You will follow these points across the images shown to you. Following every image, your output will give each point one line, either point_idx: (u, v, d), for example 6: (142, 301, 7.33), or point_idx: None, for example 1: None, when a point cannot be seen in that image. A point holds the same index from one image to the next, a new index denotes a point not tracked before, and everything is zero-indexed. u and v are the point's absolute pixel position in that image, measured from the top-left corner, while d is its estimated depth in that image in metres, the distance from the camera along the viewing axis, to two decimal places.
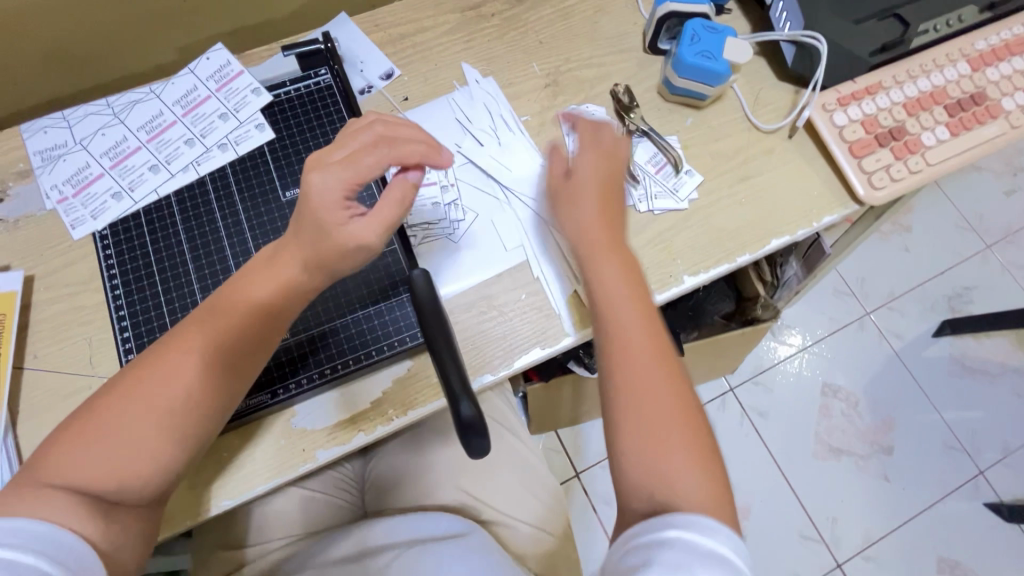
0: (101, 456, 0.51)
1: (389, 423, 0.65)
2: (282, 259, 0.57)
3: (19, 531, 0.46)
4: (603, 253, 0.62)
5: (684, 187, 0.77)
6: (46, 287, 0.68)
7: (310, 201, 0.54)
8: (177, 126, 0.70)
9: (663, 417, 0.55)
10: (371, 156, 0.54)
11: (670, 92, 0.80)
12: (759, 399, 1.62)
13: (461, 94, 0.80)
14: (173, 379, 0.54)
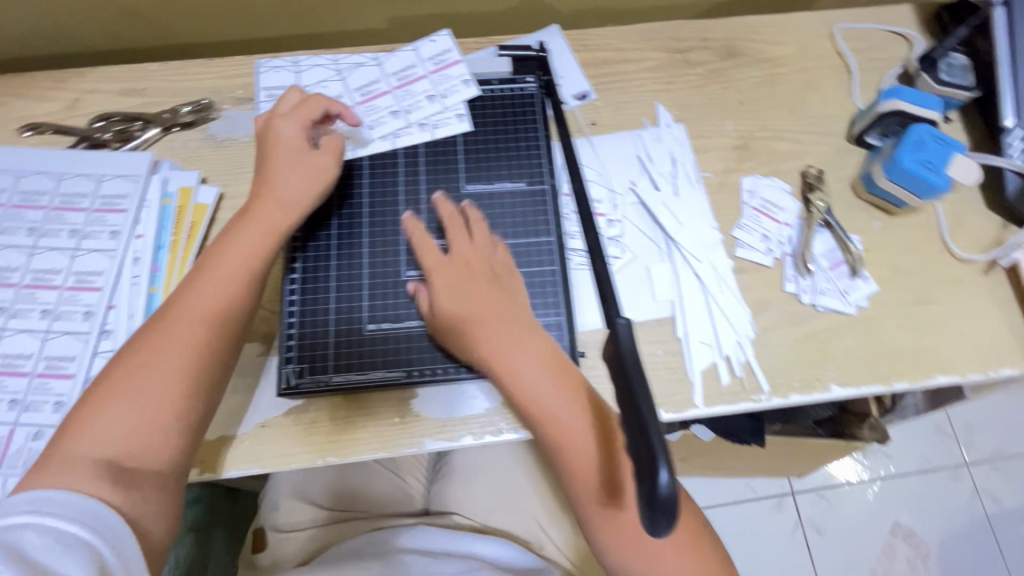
0: (117, 416, 0.52)
1: (498, 434, 0.64)
2: (246, 221, 0.61)
3: (53, 500, 0.47)
4: (506, 341, 0.58)
5: (856, 291, 0.72)
6: (233, 207, 0.73)
7: (279, 162, 0.64)
8: (388, 96, 0.74)
9: (609, 491, 0.55)
10: (305, 113, 0.66)
11: (866, 190, 0.76)
12: (820, 514, 1.50)
13: (650, 133, 0.79)
14: (192, 330, 0.56)
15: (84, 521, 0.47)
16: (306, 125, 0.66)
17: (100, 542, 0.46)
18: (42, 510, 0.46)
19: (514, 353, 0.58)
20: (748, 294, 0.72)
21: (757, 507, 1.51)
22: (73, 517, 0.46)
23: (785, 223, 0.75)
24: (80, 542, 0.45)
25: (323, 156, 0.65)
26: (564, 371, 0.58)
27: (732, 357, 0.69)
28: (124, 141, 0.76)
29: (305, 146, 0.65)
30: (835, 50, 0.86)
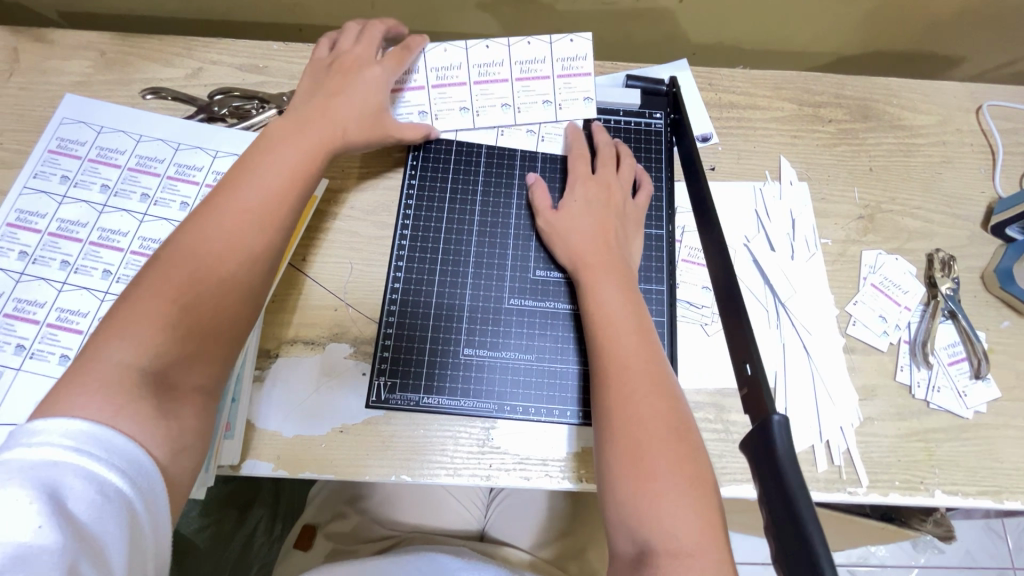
0: (143, 311, 0.49)
1: (576, 482, 0.61)
2: (305, 138, 0.61)
3: (89, 437, 0.42)
4: (600, 272, 0.61)
5: (975, 394, 0.67)
6: (337, 202, 0.72)
7: (345, 77, 0.66)
8: (505, 86, 0.72)
9: (655, 443, 0.51)
10: (370, 39, 0.69)
11: (1000, 286, 0.71)
12: None
13: (770, 187, 0.75)
14: (241, 219, 0.54)
15: (124, 473, 0.42)
16: (368, 46, 0.68)
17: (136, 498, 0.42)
18: (82, 448, 0.42)
19: (602, 288, 0.60)
20: (855, 377, 0.67)
21: None
22: (110, 459, 0.42)
23: (906, 307, 0.70)
24: (117, 496, 0.41)
25: (384, 76, 0.67)
26: (640, 308, 0.59)
27: (831, 442, 0.65)
28: (240, 118, 0.76)
29: (366, 62, 0.67)
30: (980, 128, 0.80)
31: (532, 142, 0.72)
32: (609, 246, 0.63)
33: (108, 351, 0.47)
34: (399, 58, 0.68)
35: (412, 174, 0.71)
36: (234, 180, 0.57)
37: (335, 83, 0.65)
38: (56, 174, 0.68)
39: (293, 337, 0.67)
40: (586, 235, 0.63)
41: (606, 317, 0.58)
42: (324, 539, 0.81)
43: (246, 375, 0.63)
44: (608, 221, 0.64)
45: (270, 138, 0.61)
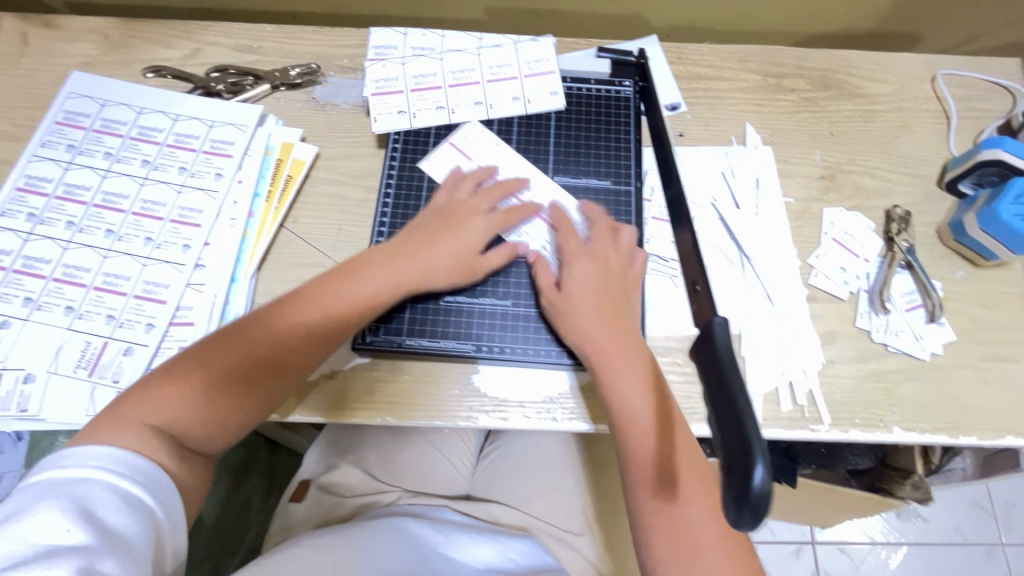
0: (148, 412, 0.55)
1: (550, 424, 0.65)
2: (385, 275, 0.63)
3: (119, 461, 0.51)
4: (619, 355, 0.61)
5: (931, 338, 0.71)
6: (326, 168, 0.77)
7: (449, 226, 0.67)
8: (478, 87, 0.76)
9: (696, 523, 0.56)
10: (493, 192, 0.70)
11: (953, 238, 0.74)
12: (839, 568, 1.46)
13: (736, 151, 0.80)
14: (282, 334, 0.60)
15: (144, 484, 0.51)
16: (487, 198, 0.69)
17: (155, 506, 0.51)
18: (114, 471, 0.51)
19: (623, 374, 0.60)
20: (818, 324, 0.71)
21: (775, 550, 1.48)
22: (134, 480, 0.51)
23: (864, 259, 0.74)
24: (141, 504, 0.50)
25: (489, 227, 0.67)
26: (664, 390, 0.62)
27: (795, 382, 0.68)
28: (235, 93, 0.80)
29: (476, 213, 0.68)
30: (935, 95, 0.85)
31: (519, 164, 0.74)
32: (620, 323, 0.63)
33: (143, 408, 0.55)
34: (510, 214, 0.69)
35: (396, 139, 0.75)
36: (326, 310, 0.61)
37: (440, 229, 0.66)
38: (62, 143, 0.73)
39: (283, 292, 0.71)
40: (591, 317, 0.63)
41: (626, 395, 0.60)
42: (316, 492, 0.84)
43: None
44: (612, 296, 0.64)
45: (372, 260, 0.65)
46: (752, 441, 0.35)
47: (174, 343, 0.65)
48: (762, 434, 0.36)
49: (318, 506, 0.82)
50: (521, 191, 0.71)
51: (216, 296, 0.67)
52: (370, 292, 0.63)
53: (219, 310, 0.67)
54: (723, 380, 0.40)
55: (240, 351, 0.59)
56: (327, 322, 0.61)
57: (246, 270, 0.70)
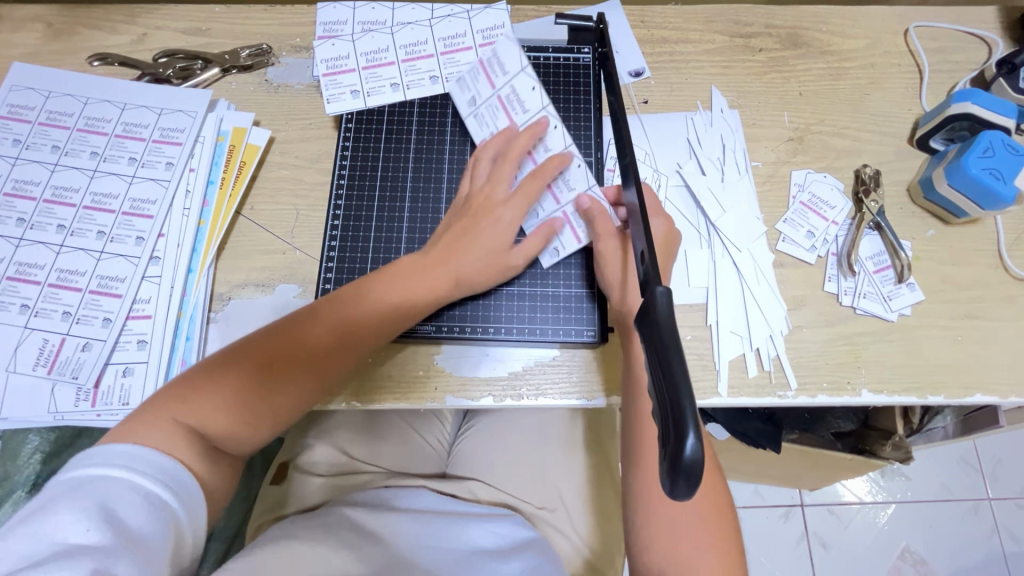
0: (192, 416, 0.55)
1: (514, 401, 0.66)
2: (420, 282, 0.63)
3: (147, 459, 0.51)
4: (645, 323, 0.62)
5: (900, 299, 0.70)
6: (281, 152, 0.75)
7: (472, 220, 0.65)
8: (432, 61, 0.74)
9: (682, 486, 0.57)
10: (512, 159, 0.66)
11: (923, 196, 0.73)
12: (827, 529, 1.48)
13: (702, 116, 0.78)
14: (318, 343, 0.60)
15: (168, 486, 0.50)
16: (506, 175, 0.66)
17: (178, 510, 0.50)
18: (140, 470, 0.50)
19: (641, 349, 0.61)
20: (785, 290, 0.70)
21: (765, 514, 1.50)
22: (160, 481, 0.50)
23: (833, 222, 0.73)
24: (162, 506, 0.49)
25: (516, 213, 0.65)
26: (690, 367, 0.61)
27: (761, 347, 0.68)
28: (184, 78, 0.78)
29: (503, 203, 0.65)
30: (908, 49, 0.82)
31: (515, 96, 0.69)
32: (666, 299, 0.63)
33: (181, 405, 0.55)
34: (531, 188, 0.65)
35: (348, 119, 0.73)
36: (357, 310, 0.61)
37: (466, 226, 0.65)
38: (8, 138, 0.71)
39: (244, 281, 0.70)
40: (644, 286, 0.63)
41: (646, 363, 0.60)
42: (293, 474, 0.84)
43: (200, 316, 0.67)
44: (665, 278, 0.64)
45: (407, 266, 0.64)
46: (683, 410, 0.35)
47: (133, 337, 0.65)
48: (694, 404, 0.36)
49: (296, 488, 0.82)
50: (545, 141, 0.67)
51: (173, 287, 0.67)
52: (406, 299, 0.62)
53: (177, 301, 0.66)
54: (662, 349, 0.39)
55: (273, 354, 0.59)
56: (352, 320, 0.61)
57: (203, 260, 0.69)
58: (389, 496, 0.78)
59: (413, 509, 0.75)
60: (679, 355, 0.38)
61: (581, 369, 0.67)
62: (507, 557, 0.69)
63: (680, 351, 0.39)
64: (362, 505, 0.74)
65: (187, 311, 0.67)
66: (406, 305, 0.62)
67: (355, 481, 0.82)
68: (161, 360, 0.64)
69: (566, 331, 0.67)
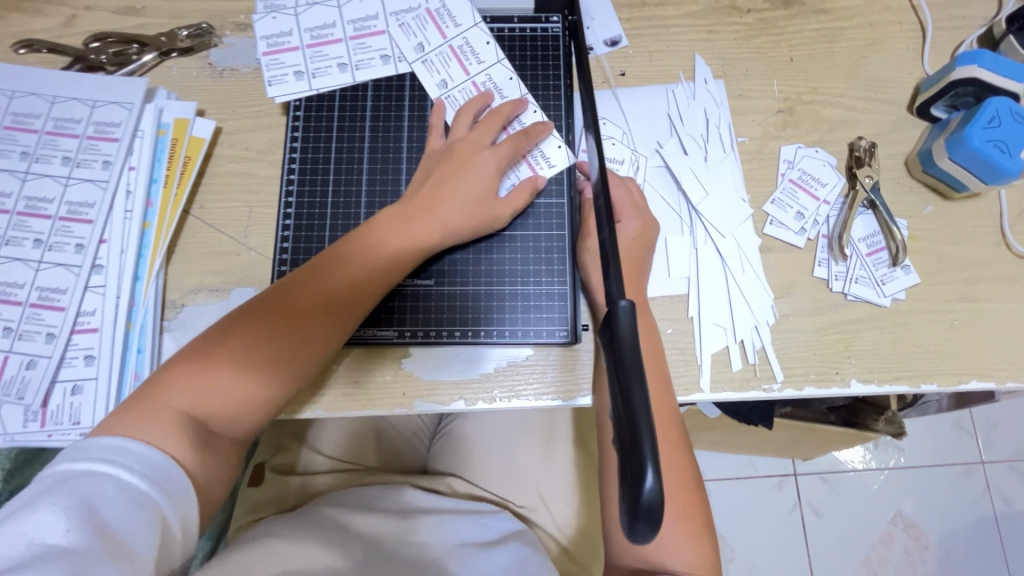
0: (187, 397, 0.54)
1: (489, 403, 0.63)
2: (409, 240, 0.61)
3: (136, 454, 0.49)
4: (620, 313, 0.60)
5: (894, 282, 0.66)
6: (230, 144, 0.70)
7: (452, 175, 0.63)
8: (384, 37, 0.67)
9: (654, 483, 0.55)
10: (493, 122, 0.65)
11: (921, 168, 0.68)
12: (819, 496, 1.49)
13: (683, 89, 0.72)
14: (309, 310, 0.58)
15: (158, 486, 0.49)
16: (487, 133, 0.64)
17: (168, 510, 0.49)
18: (131, 468, 0.48)
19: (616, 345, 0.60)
20: (772, 276, 0.66)
21: (759, 484, 1.49)
22: (149, 479, 0.49)
23: (824, 201, 0.68)
24: (150, 506, 0.48)
25: (498, 162, 0.63)
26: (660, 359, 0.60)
27: (745, 339, 0.64)
28: (120, 64, 0.72)
29: (482, 153, 0.64)
30: (910, 4, 0.75)
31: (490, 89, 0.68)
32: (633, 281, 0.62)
33: (176, 386, 0.54)
34: (516, 143, 0.64)
35: (297, 106, 0.67)
36: (339, 274, 0.59)
37: (447, 182, 0.63)
38: None
39: (198, 286, 0.66)
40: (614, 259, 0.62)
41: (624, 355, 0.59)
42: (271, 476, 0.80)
43: (151, 327, 0.63)
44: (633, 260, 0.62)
45: (393, 224, 0.62)
46: (641, 453, 0.32)
47: (80, 352, 0.61)
48: (654, 447, 0.33)
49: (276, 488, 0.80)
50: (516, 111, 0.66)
51: (120, 297, 0.63)
52: (395, 257, 0.61)
53: (124, 312, 0.62)
54: (624, 380, 0.35)
55: (258, 323, 0.57)
56: (334, 284, 0.59)
57: (151, 267, 0.64)
58: (370, 495, 0.75)
59: (394, 508, 0.73)
60: (641, 386, 0.35)
61: (558, 367, 0.63)
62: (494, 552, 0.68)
63: (643, 384, 0.35)
64: (342, 506, 0.72)
65: (137, 321, 0.63)
66: (396, 261, 0.61)
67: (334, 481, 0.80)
68: (112, 375, 0.61)
69: (537, 332, 0.63)
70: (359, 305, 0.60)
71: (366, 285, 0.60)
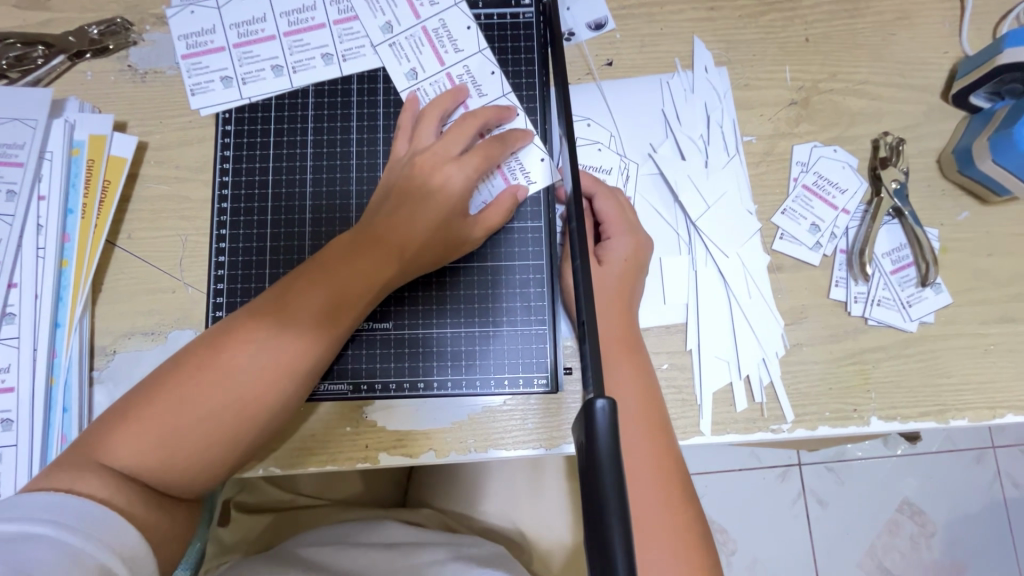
0: (130, 452, 0.45)
1: (465, 452, 0.55)
2: (381, 261, 0.51)
3: (70, 508, 0.40)
4: (612, 351, 0.51)
5: (921, 304, 0.57)
6: (158, 162, 0.60)
7: (417, 187, 0.53)
8: (322, 32, 0.62)
9: (652, 553, 0.46)
10: (467, 127, 0.56)
11: (957, 169, 0.58)
12: (823, 487, 1.13)
13: (679, 79, 0.62)
14: (269, 347, 0.48)
15: (96, 538, 0.40)
16: (459, 136, 0.55)
17: (117, 566, 0.40)
18: (60, 523, 0.39)
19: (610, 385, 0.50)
20: (782, 299, 0.58)
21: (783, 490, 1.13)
22: (85, 532, 0.40)
23: (842, 209, 0.60)
24: (93, 562, 0.38)
25: (471, 172, 0.54)
26: (659, 398, 0.52)
27: (752, 373, 0.56)
28: (24, 70, 0.61)
29: (454, 158, 0.54)
30: None
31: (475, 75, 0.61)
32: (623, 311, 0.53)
33: (116, 439, 0.45)
34: (488, 152, 0.55)
35: (228, 118, 0.61)
36: (298, 305, 0.49)
37: (419, 192, 0.53)
38: None
39: (130, 330, 0.58)
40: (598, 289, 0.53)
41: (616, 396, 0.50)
42: (239, 515, 0.71)
43: (77, 381, 0.56)
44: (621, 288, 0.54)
45: (362, 243, 0.52)
46: (615, 573, 0.27)
47: None
48: (627, 555, 0.27)
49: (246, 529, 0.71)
50: (496, 116, 0.58)
51: (38, 349, 0.55)
52: (367, 281, 0.51)
53: (44, 366, 0.55)
54: (594, 476, 0.29)
55: (209, 363, 0.48)
56: (292, 317, 0.49)
57: (72, 313, 0.56)
58: (347, 534, 0.65)
59: (375, 545, 0.63)
60: (617, 487, 0.29)
61: (541, 412, 0.55)
62: (497, 574, 0.57)
63: (618, 482, 0.29)
64: (315, 546, 0.62)
65: (60, 375, 0.56)
66: (370, 285, 0.51)
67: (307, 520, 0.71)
68: (34, 442, 0.54)
69: (512, 380, 0.56)
70: (325, 342, 0.50)
71: (339, 316, 0.50)
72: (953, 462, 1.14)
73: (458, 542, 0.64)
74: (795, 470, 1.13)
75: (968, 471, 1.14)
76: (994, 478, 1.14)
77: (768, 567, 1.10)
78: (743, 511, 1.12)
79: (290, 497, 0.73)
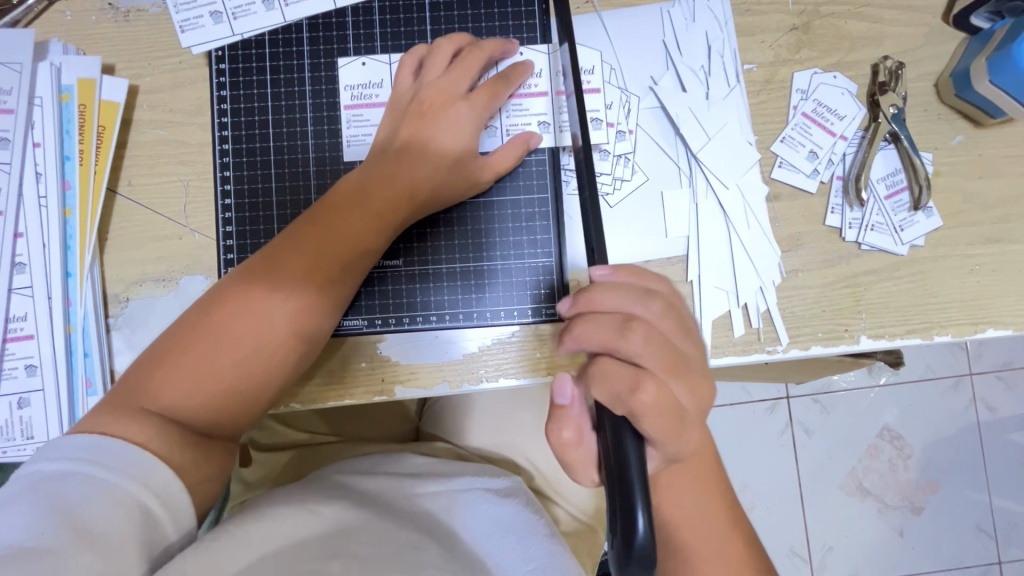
0: (171, 396, 0.47)
1: (477, 382, 0.57)
2: (398, 205, 0.53)
3: (102, 449, 0.43)
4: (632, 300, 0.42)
5: (913, 228, 0.59)
6: (151, 105, 0.59)
7: (428, 132, 0.54)
8: None
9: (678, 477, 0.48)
10: (472, 62, 0.56)
11: (954, 93, 0.59)
12: (809, 415, 1.19)
13: (681, 7, 0.61)
14: (295, 293, 0.50)
15: (127, 474, 0.42)
16: (466, 73, 0.56)
17: (150, 500, 0.43)
18: (92, 462, 0.42)
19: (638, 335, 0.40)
20: (778, 228, 0.59)
21: (771, 420, 1.19)
22: (118, 469, 0.42)
23: (840, 136, 0.60)
24: (125, 496, 0.41)
25: (480, 115, 0.55)
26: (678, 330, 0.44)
27: (750, 301, 0.58)
28: None
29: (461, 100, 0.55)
30: None
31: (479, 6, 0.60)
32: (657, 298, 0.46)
33: (156, 387, 0.47)
34: (495, 91, 0.56)
35: (220, 56, 0.59)
36: (322, 254, 0.51)
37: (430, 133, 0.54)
38: None
39: (139, 277, 0.58)
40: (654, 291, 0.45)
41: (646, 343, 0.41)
42: (261, 454, 0.74)
43: (94, 327, 0.56)
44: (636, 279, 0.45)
45: (377, 188, 0.53)
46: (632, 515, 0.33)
47: (19, 363, 0.56)
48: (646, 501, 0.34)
49: (270, 464, 0.74)
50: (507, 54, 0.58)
51: (53, 297, 0.56)
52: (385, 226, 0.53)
53: (61, 314, 0.56)
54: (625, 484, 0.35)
55: (235, 310, 0.49)
56: (314, 265, 0.51)
57: (82, 260, 0.56)
58: (367, 463, 0.68)
59: (396, 473, 0.66)
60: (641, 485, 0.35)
61: (547, 342, 0.57)
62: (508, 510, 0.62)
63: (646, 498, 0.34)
64: (342, 470, 0.65)
65: (76, 323, 0.57)
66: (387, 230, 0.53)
67: (327, 454, 0.73)
68: (60, 388, 0.56)
69: (521, 311, 0.58)
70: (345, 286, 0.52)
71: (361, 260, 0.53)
72: (931, 387, 1.20)
73: (474, 474, 0.67)
74: (784, 403, 1.19)
75: (943, 394, 1.20)
76: (968, 400, 1.20)
77: (756, 488, 1.17)
78: (734, 437, 1.18)
79: (303, 437, 0.76)
